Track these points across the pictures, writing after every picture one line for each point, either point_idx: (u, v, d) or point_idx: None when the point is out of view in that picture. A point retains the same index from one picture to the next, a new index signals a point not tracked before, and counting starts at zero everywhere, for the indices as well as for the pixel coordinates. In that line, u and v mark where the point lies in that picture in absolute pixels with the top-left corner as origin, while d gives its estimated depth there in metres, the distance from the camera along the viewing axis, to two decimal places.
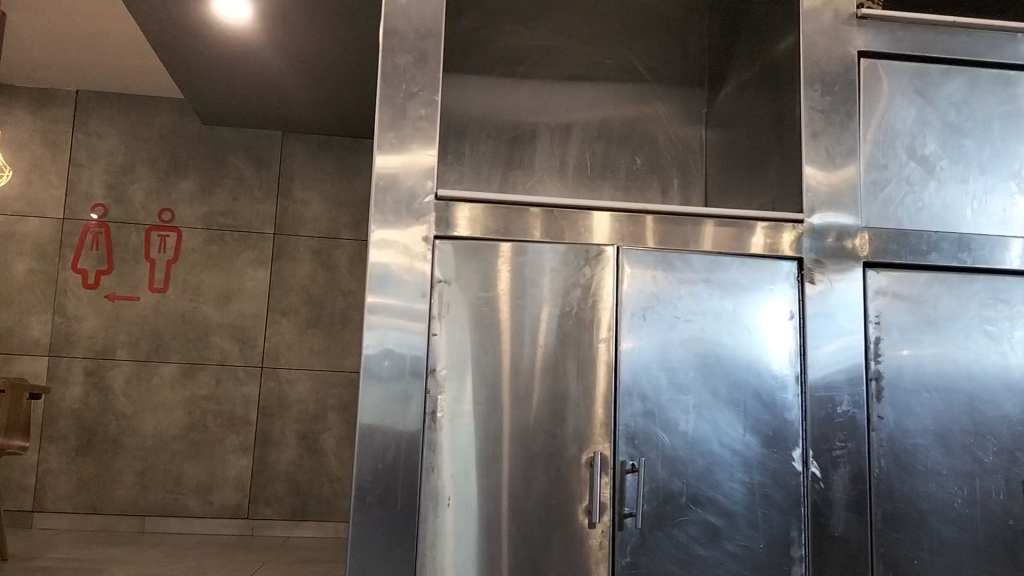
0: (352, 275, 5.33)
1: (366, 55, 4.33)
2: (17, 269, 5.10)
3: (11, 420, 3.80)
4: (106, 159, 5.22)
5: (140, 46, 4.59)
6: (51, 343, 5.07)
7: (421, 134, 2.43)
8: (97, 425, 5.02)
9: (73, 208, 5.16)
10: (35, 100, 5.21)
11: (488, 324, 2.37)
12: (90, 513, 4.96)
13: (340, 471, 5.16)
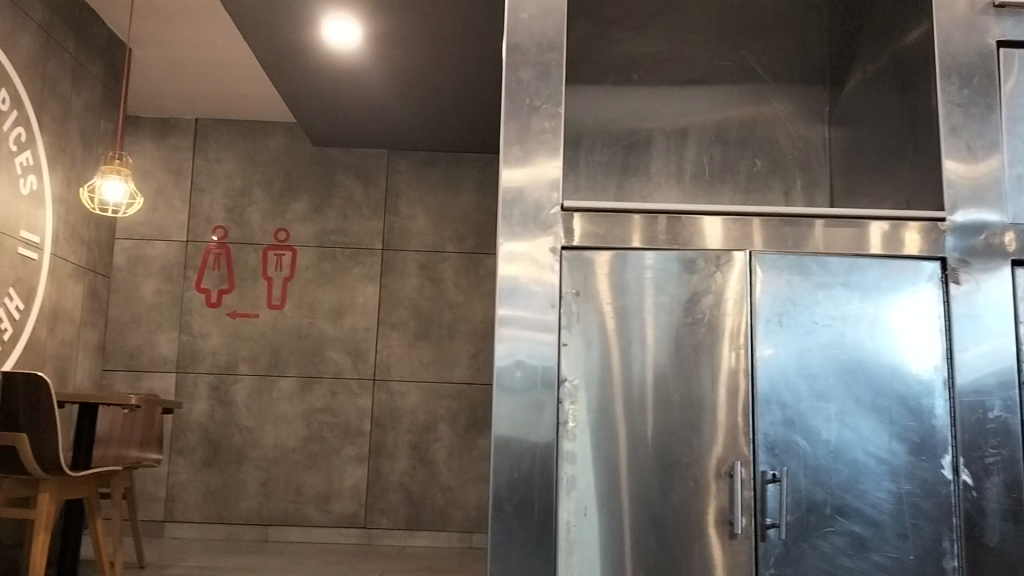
0: (459, 287, 5.40)
1: (472, 72, 4.39)
2: (146, 290, 5.36)
3: (145, 436, 3.96)
4: (224, 183, 5.45)
5: (254, 74, 4.79)
6: (178, 359, 5.31)
7: (547, 146, 2.44)
8: (222, 438, 5.23)
9: (196, 230, 5.41)
10: (158, 129, 5.50)
11: (620, 334, 2.36)
12: (217, 522, 5.16)
13: (452, 482, 5.23)
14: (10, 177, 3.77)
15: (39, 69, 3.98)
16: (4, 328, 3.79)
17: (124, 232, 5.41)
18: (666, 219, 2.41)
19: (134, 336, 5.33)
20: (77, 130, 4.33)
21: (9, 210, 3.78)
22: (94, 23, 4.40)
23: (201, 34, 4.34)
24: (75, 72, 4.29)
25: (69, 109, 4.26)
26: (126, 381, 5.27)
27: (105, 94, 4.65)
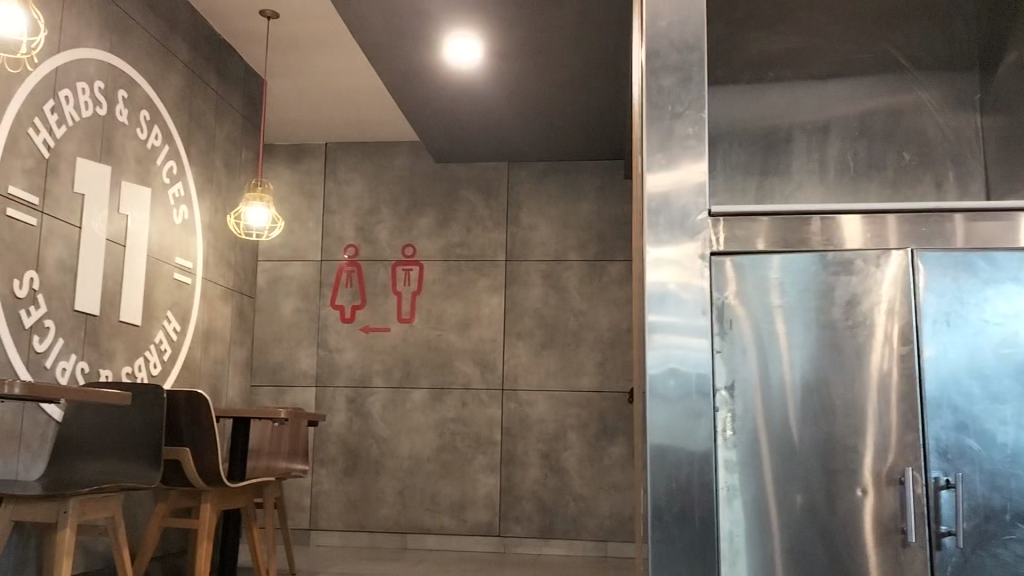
0: (582, 295, 5.42)
1: (588, 82, 4.40)
2: (285, 308, 5.62)
3: (292, 447, 4.19)
4: (354, 204, 5.67)
5: (376, 94, 4.97)
6: (317, 374, 5.54)
7: (692, 149, 2.38)
8: (360, 449, 5.42)
9: (329, 250, 5.64)
10: (292, 155, 5.78)
11: (774, 340, 2.27)
12: (359, 530, 5.35)
13: (584, 490, 5.25)
14: (166, 208, 4.16)
15: (186, 106, 4.33)
16: (164, 349, 4.17)
17: (264, 255, 5.70)
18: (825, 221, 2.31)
19: (276, 353, 5.60)
20: (222, 161, 4.65)
21: (165, 237, 4.17)
22: (232, 59, 4.73)
23: (328, 61, 4.58)
24: (218, 106, 4.62)
25: (214, 142, 4.59)
26: (270, 397, 5.53)
27: (246, 126, 4.94)
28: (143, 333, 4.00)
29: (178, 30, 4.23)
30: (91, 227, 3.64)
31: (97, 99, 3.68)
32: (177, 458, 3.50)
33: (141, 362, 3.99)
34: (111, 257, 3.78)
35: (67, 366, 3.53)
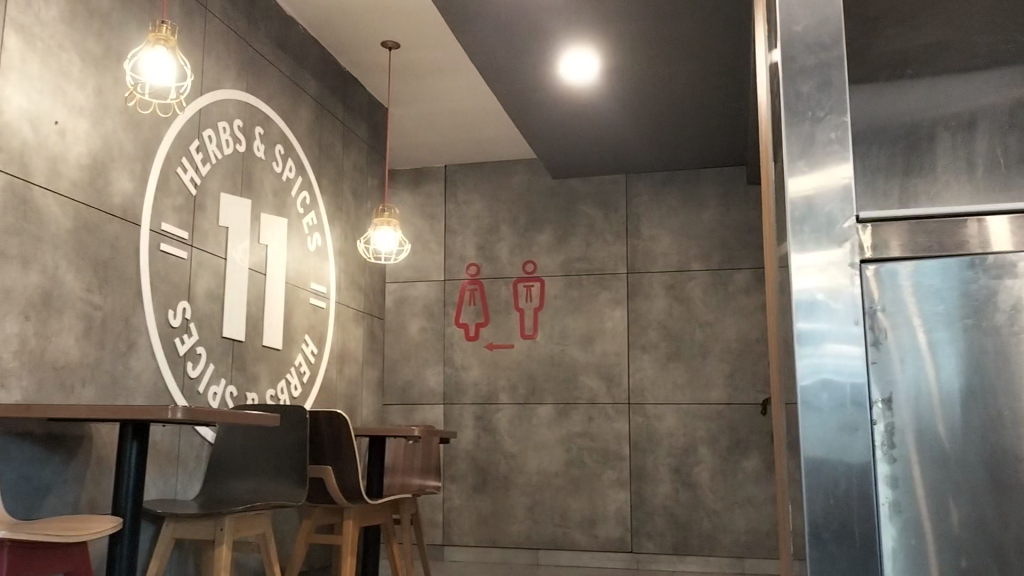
0: (708, 306, 5.35)
1: (707, 90, 4.33)
2: (412, 328, 5.78)
3: (424, 464, 4.27)
4: (475, 224, 5.82)
5: (490, 113, 5.08)
6: (444, 391, 5.66)
7: (832, 131, 1.22)
8: (489, 465, 5.50)
9: (452, 270, 5.78)
10: (413, 180, 5.99)
11: (987, 304, 1.12)
12: (490, 546, 5.41)
13: (717, 505, 5.15)
14: (300, 236, 4.38)
15: (317, 140, 4.56)
16: (304, 371, 4.38)
17: (391, 277, 5.90)
18: (1005, 217, 1.13)
19: (405, 371, 5.75)
20: (350, 189, 4.86)
21: (300, 265, 4.39)
22: (356, 89, 4.93)
23: (445, 83, 4.73)
24: (345, 135, 4.83)
25: (342, 171, 4.80)
26: (400, 415, 5.68)
27: (372, 153, 5.17)
28: (284, 357, 4.23)
29: (306, 66, 4.45)
30: (234, 259, 3.89)
31: (237, 137, 3.92)
32: (320, 475, 3.64)
33: (283, 385, 4.21)
34: (253, 286, 4.02)
35: (218, 390, 3.79)
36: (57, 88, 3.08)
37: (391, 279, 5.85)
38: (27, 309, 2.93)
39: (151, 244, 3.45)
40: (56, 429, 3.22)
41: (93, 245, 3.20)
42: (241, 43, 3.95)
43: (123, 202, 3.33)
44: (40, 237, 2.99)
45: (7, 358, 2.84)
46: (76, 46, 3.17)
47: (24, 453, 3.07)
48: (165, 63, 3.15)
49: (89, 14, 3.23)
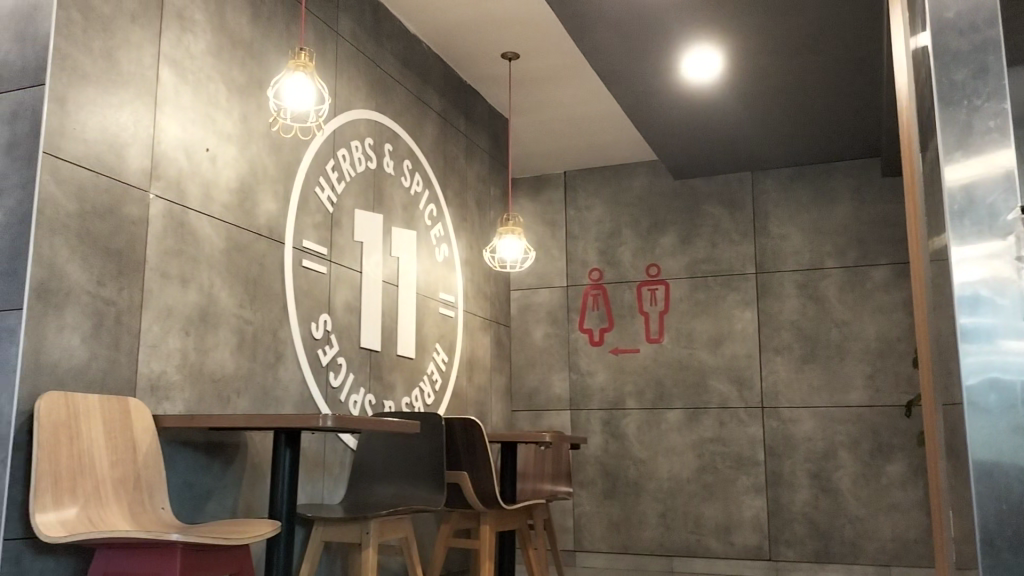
0: (844, 304, 5.46)
1: (836, 82, 4.23)
2: (536, 334, 6.10)
3: (555, 470, 4.38)
4: (596, 228, 6.13)
5: (600, 110, 5.24)
6: (571, 397, 5.97)
7: (991, 119, 1.12)
8: (619, 470, 5.77)
9: (575, 274, 6.11)
10: (533, 185, 6.37)
11: None
12: (623, 552, 5.67)
13: (861, 512, 5.25)
14: (429, 248, 4.64)
15: (442, 151, 4.81)
16: (436, 378, 4.62)
17: (516, 285, 6.28)
18: None
19: (530, 377, 6.09)
20: (473, 199, 5.10)
21: (429, 275, 4.62)
22: (476, 100, 5.19)
23: (565, 87, 4.92)
24: (468, 147, 5.08)
25: (466, 181, 5.05)
26: (527, 421, 5.98)
27: (495, 163, 5.43)
28: (417, 365, 4.47)
29: (431, 83, 4.71)
30: (369, 272, 4.17)
31: (368, 154, 4.19)
32: (455, 480, 3.74)
33: (417, 393, 4.45)
34: (387, 296, 4.29)
35: (358, 398, 4.06)
36: (207, 118, 3.40)
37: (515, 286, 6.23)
38: (188, 325, 3.28)
39: (294, 260, 3.76)
40: (215, 437, 3.42)
41: (243, 263, 3.52)
42: (370, 64, 4.23)
43: (268, 221, 3.64)
44: (196, 257, 3.33)
45: (169, 372, 3.20)
46: (223, 77, 3.48)
47: (187, 460, 3.28)
48: (304, 87, 3.32)
49: (233, 45, 3.53)
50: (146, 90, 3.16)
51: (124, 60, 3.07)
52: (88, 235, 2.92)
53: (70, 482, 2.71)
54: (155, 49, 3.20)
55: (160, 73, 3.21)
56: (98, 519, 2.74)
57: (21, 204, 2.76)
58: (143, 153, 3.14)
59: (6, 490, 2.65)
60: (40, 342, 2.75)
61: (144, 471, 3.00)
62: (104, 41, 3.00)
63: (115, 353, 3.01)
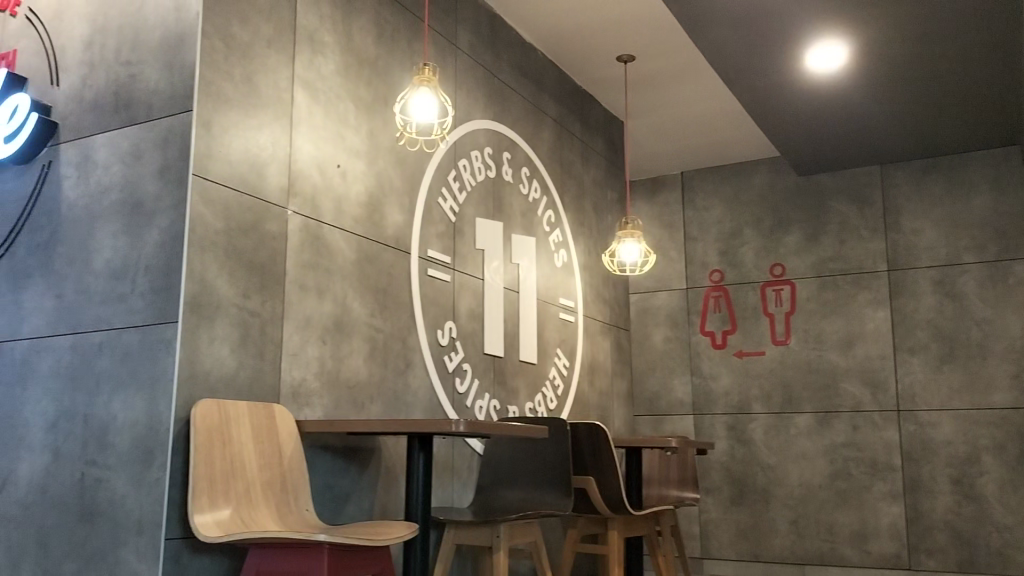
0: (985, 300, 5.29)
1: (973, 67, 4.00)
2: (656, 337, 6.27)
3: (681, 474, 4.39)
4: (716, 228, 6.23)
5: (713, 102, 5.20)
6: (693, 401, 6.07)
7: None
8: (747, 477, 5.84)
9: (695, 277, 6.24)
10: (648, 189, 6.55)
11: None
12: (753, 560, 5.74)
13: (1009, 520, 5.08)
14: (547, 253, 4.69)
15: (559, 156, 4.87)
16: (557, 384, 4.65)
17: (635, 289, 6.48)
18: None
19: (651, 383, 6.26)
20: (591, 204, 5.15)
21: (549, 280, 4.68)
22: (592, 106, 5.27)
23: (679, 80, 4.93)
24: (584, 152, 5.14)
25: (583, 186, 5.10)
26: (649, 425, 6.18)
27: (610, 166, 5.47)
28: (539, 371, 4.52)
29: (546, 90, 4.80)
30: (491, 280, 4.24)
31: (488, 163, 4.28)
32: (582, 486, 3.75)
33: (540, 398, 4.49)
34: (509, 302, 4.35)
35: (483, 404, 4.14)
36: (338, 135, 3.57)
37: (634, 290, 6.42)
38: (324, 333, 3.43)
39: (420, 269, 3.87)
40: (352, 442, 3.56)
41: (373, 273, 3.66)
42: (488, 74, 4.34)
43: (395, 232, 3.77)
44: (330, 269, 3.48)
45: (309, 379, 3.35)
46: (351, 95, 3.64)
47: (326, 463, 3.43)
48: (428, 103, 3.45)
49: (360, 64, 3.69)
50: (282, 111, 3.34)
51: (262, 84, 3.27)
52: (234, 250, 3.10)
53: (223, 484, 2.87)
54: (289, 71, 3.39)
55: (294, 95, 3.40)
56: (249, 519, 2.89)
57: (174, 224, 2.95)
58: (280, 171, 3.32)
59: (167, 492, 2.84)
60: (194, 352, 2.93)
61: (289, 474, 3.14)
62: (244, 66, 3.19)
63: (261, 362, 3.18)
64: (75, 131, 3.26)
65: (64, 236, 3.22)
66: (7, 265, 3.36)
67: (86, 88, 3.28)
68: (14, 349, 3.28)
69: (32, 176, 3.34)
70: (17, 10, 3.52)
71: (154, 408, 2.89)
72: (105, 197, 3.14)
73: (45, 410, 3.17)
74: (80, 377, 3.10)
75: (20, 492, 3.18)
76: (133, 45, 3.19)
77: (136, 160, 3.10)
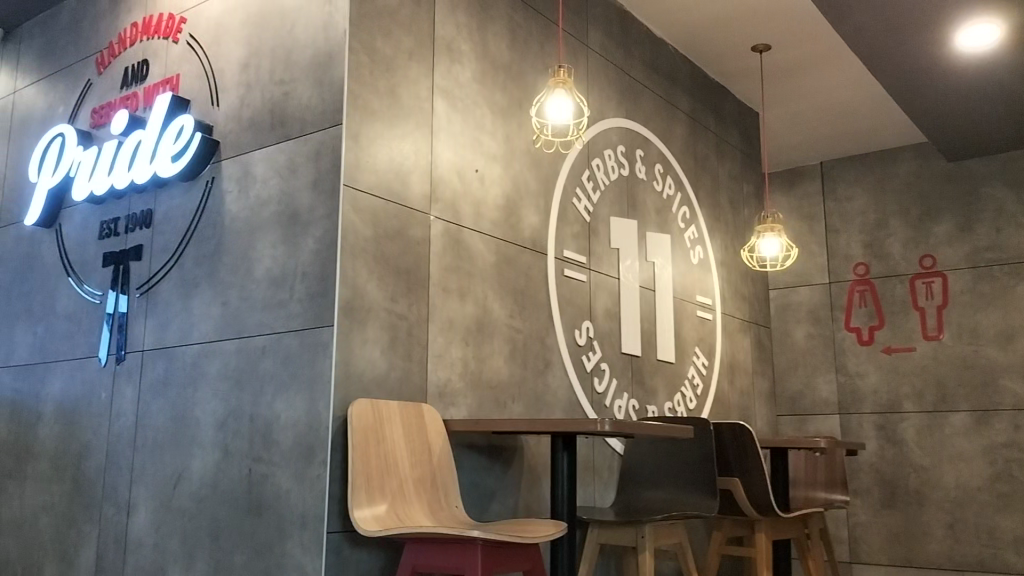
0: None
1: None
2: (798, 334, 6.27)
3: (829, 477, 4.20)
4: (860, 219, 6.17)
5: (851, 85, 5.06)
6: (839, 400, 6.03)
7: None
8: (898, 479, 5.71)
9: (839, 271, 6.20)
10: (786, 180, 6.59)
11: None
12: (906, 565, 5.60)
13: None
14: (683, 251, 4.67)
15: (692, 152, 4.85)
16: (696, 383, 4.62)
17: (774, 285, 6.48)
18: None
19: (793, 381, 6.24)
20: (727, 199, 5.12)
21: (685, 278, 4.65)
22: (724, 99, 5.24)
23: (817, 64, 4.81)
24: (718, 146, 5.11)
25: (718, 181, 5.07)
26: (792, 424, 6.17)
27: (745, 160, 5.42)
28: (678, 370, 4.50)
29: (679, 86, 4.80)
30: (626, 278, 4.24)
31: (621, 161, 4.30)
32: (727, 486, 3.69)
33: (679, 397, 4.47)
34: (645, 301, 4.34)
35: (622, 404, 4.14)
36: (476, 141, 3.66)
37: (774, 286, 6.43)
38: (467, 335, 3.51)
39: (557, 270, 3.91)
40: (496, 441, 3.64)
41: (512, 275, 3.73)
42: (620, 72, 4.36)
43: (532, 234, 3.83)
44: (471, 271, 3.57)
45: (454, 380, 3.44)
46: (488, 101, 3.73)
47: (473, 462, 3.52)
48: (564, 105, 3.49)
49: (495, 70, 3.78)
50: (423, 120, 3.45)
51: (405, 95, 3.39)
52: (382, 257, 3.22)
53: (379, 480, 3.00)
54: (430, 81, 3.50)
55: (434, 104, 3.51)
56: (403, 515, 3.00)
57: (328, 233, 3.10)
58: (423, 179, 3.43)
59: (328, 488, 2.98)
60: (349, 354, 3.07)
61: (439, 472, 3.24)
62: (388, 79, 3.32)
63: (409, 363, 3.29)
64: (235, 148, 3.48)
65: (227, 247, 3.42)
66: (175, 274, 3.56)
67: (244, 108, 3.48)
68: (184, 353, 3.48)
69: (197, 192, 3.57)
70: (178, 36, 3.73)
71: (314, 407, 3.04)
72: (265, 210, 3.33)
73: (214, 410, 3.34)
74: (245, 379, 3.27)
75: (193, 487, 3.34)
76: (287, 65, 3.37)
77: (292, 174, 3.27)
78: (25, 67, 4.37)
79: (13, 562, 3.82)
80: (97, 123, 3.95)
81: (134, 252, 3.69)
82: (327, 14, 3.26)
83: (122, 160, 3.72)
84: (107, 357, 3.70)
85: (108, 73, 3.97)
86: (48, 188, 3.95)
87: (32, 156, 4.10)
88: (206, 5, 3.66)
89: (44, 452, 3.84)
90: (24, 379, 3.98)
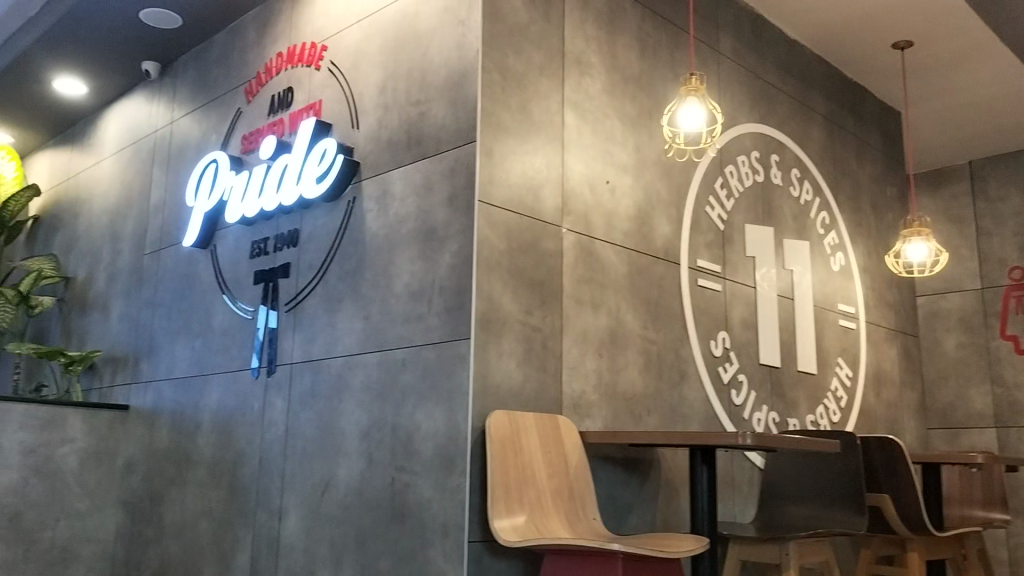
0: None
1: None
2: (948, 344, 5.92)
3: (987, 493, 3.97)
4: (1016, 219, 5.78)
5: (1003, 77, 4.76)
6: (995, 413, 5.65)
7: None
8: None
9: (992, 276, 5.84)
10: (932, 182, 6.29)
11: None
12: None
13: None
14: (824, 258, 4.52)
15: (830, 156, 4.69)
16: (840, 396, 4.45)
17: (921, 292, 6.16)
18: None
19: (945, 393, 5.89)
20: (870, 203, 4.92)
21: (826, 286, 4.50)
22: (863, 99, 5.03)
23: (965, 57, 4.56)
24: (859, 148, 4.92)
25: (859, 184, 4.88)
26: (944, 440, 5.81)
27: (887, 162, 5.18)
28: (819, 381, 4.35)
29: (815, 88, 4.65)
30: (762, 288, 4.13)
31: (755, 167, 4.22)
32: (874, 502, 3.53)
33: (822, 410, 4.32)
34: (783, 310, 4.22)
35: (762, 417, 4.04)
36: (607, 152, 3.66)
37: (920, 293, 6.10)
38: (601, 347, 3.51)
39: (691, 280, 3.86)
40: (632, 453, 3.62)
41: (645, 286, 3.70)
42: (753, 77, 4.27)
43: (664, 244, 3.79)
44: (604, 283, 3.56)
45: (589, 392, 3.44)
46: (618, 112, 3.73)
47: (611, 474, 3.51)
48: (695, 114, 3.46)
49: (625, 81, 3.77)
50: (554, 134, 3.48)
51: (537, 110, 3.43)
52: (517, 270, 3.27)
53: (517, 490, 3.04)
54: (560, 95, 3.53)
55: (565, 117, 3.53)
56: (543, 526, 3.03)
57: (464, 247, 3.17)
58: (555, 192, 3.45)
59: (467, 498, 3.03)
60: (486, 366, 3.12)
61: (576, 483, 3.25)
62: (520, 95, 3.37)
63: (544, 374, 3.31)
64: (375, 169, 3.61)
65: (368, 263, 3.56)
66: (321, 290, 3.73)
67: (383, 129, 3.61)
68: (329, 365, 3.63)
69: (340, 211, 3.73)
70: (320, 63, 3.92)
71: (453, 419, 3.11)
72: (403, 227, 3.44)
73: (358, 420, 3.47)
74: (387, 391, 3.38)
75: (339, 495, 3.47)
76: (422, 86, 3.47)
77: (428, 192, 3.37)
78: (181, 99, 4.69)
79: (175, 562, 4.07)
80: (247, 149, 4.19)
81: (282, 270, 3.89)
82: (460, 35, 3.35)
83: (271, 183, 3.93)
84: (259, 369, 3.91)
85: (256, 101, 4.21)
86: (204, 211, 4.22)
87: (189, 181, 4.40)
88: (345, 33, 3.84)
89: (204, 460, 4.08)
90: (184, 391, 4.25)
